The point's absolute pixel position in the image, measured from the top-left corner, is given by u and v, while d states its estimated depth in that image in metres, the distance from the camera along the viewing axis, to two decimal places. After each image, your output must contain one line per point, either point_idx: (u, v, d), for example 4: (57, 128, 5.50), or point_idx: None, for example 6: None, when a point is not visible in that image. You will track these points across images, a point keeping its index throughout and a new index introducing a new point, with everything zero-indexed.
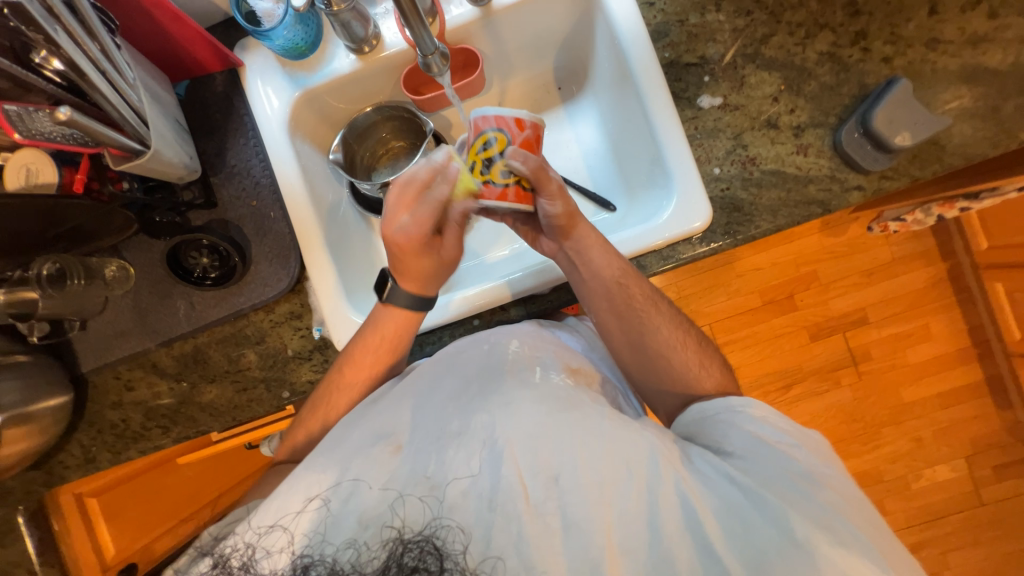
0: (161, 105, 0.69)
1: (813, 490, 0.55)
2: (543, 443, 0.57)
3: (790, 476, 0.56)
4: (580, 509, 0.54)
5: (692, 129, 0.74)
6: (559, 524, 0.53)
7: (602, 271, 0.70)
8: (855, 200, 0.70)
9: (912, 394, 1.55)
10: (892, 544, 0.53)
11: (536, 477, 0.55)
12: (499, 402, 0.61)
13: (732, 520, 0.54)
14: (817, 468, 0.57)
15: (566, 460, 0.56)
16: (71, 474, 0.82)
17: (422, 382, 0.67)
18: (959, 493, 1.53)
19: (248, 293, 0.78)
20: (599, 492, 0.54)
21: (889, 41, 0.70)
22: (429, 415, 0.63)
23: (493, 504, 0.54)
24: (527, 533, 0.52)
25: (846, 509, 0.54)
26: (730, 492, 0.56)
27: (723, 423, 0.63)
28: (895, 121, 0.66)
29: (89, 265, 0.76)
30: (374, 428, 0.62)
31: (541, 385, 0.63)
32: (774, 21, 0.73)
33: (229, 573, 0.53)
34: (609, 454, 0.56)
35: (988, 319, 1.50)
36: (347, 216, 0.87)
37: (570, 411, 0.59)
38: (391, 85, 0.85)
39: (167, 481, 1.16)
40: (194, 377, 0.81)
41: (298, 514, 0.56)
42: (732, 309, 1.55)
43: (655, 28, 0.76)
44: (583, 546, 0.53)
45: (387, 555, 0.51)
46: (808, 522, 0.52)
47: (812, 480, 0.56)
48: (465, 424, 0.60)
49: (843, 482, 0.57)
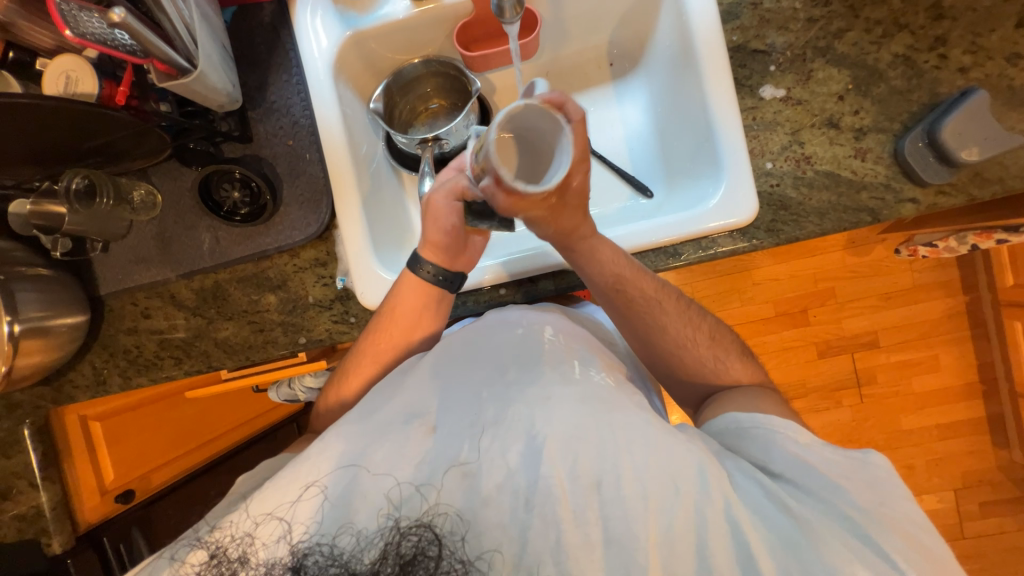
0: (210, 26, 0.67)
1: (870, 528, 0.52)
2: (584, 445, 0.55)
3: (849, 514, 0.53)
4: (621, 522, 0.52)
5: (749, 119, 0.72)
6: (598, 535, 0.52)
7: (602, 261, 0.67)
8: (906, 212, 0.68)
9: (912, 422, 1.54)
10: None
11: (577, 483, 0.53)
12: (537, 396, 0.59)
13: (786, 556, 0.51)
14: (874, 503, 0.54)
15: (607, 465, 0.54)
16: (79, 394, 0.83)
17: (456, 366, 0.65)
18: (944, 524, 1.54)
19: (274, 234, 0.76)
20: (643, 505, 0.52)
21: (968, 51, 0.67)
22: (460, 400, 0.61)
23: (531, 504, 0.53)
24: (565, 541, 0.51)
25: (908, 554, 0.50)
26: (782, 519, 0.53)
27: (767, 438, 0.60)
28: (964, 134, 0.64)
29: (118, 185, 0.75)
30: (403, 409, 0.61)
31: (580, 382, 0.61)
32: (851, 15, 0.70)
33: (228, 562, 0.54)
34: (656, 462, 0.54)
35: (1000, 357, 1.49)
36: (380, 169, 0.85)
37: (610, 413, 0.57)
38: (444, 37, 0.82)
39: (173, 414, 1.20)
40: (211, 313, 0.80)
41: (294, 503, 0.55)
42: (743, 316, 1.54)
43: (726, 8, 0.73)
44: (623, 559, 0.51)
45: (383, 544, 0.53)
46: (864, 566, 0.50)
47: (875, 520, 0.52)
48: (500, 414, 0.58)
49: (901, 513, 0.54)
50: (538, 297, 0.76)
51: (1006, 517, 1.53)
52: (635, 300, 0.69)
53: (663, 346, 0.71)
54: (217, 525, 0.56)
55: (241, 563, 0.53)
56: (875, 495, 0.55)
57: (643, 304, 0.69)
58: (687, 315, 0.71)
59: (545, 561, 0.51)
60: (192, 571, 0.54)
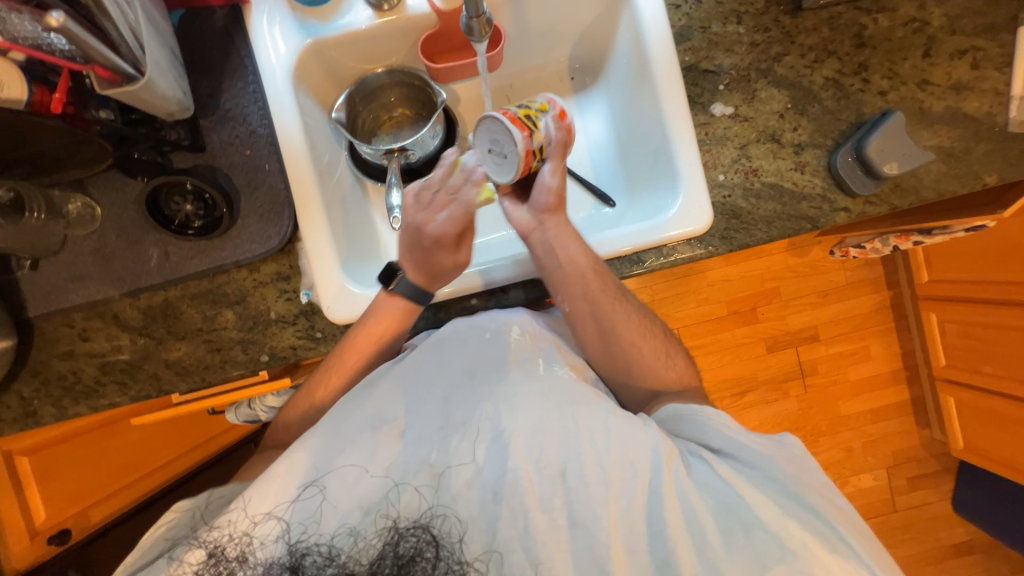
0: (157, 31, 0.63)
1: (793, 489, 0.56)
2: (550, 438, 0.57)
3: (782, 480, 0.57)
4: (585, 505, 0.54)
5: (702, 134, 0.77)
6: (564, 520, 0.54)
7: (578, 257, 0.69)
8: (839, 220, 0.75)
9: (849, 408, 1.69)
10: (868, 543, 0.54)
11: (543, 473, 0.55)
12: (503, 393, 0.60)
13: (728, 522, 0.55)
14: (802, 470, 0.58)
15: (571, 455, 0.56)
16: (5, 428, 0.75)
17: (420, 371, 0.64)
18: (878, 499, 1.69)
19: (231, 248, 0.73)
20: (605, 490, 0.55)
21: (886, 76, 0.76)
22: (426, 402, 0.61)
23: (499, 496, 0.54)
24: (533, 528, 0.53)
25: (824, 508, 0.55)
26: (724, 492, 0.56)
27: (704, 420, 0.63)
28: (885, 150, 0.71)
29: (51, 198, 0.69)
30: (370, 415, 0.60)
31: (544, 377, 0.62)
32: (788, 40, 0.77)
33: (224, 563, 0.51)
34: (614, 449, 0.57)
35: (919, 345, 1.66)
36: (344, 180, 0.83)
37: (574, 406, 0.59)
38: (407, 48, 0.82)
39: (109, 446, 1.05)
40: (161, 332, 0.75)
41: (292, 503, 0.54)
42: (699, 315, 1.63)
43: (678, 30, 0.78)
44: (587, 542, 0.54)
45: (382, 544, 0.52)
46: (800, 526, 0.53)
47: (795, 482, 0.57)
48: (468, 415, 0.59)
49: (818, 475, 0.58)
50: (509, 306, 0.77)
51: (929, 489, 1.70)
52: (597, 303, 0.71)
53: (621, 355, 0.73)
54: (215, 523, 0.53)
55: (239, 564, 0.51)
56: (798, 464, 0.59)
57: (606, 310, 0.71)
58: (649, 320, 0.75)
59: (514, 548, 0.53)
60: (190, 570, 0.51)
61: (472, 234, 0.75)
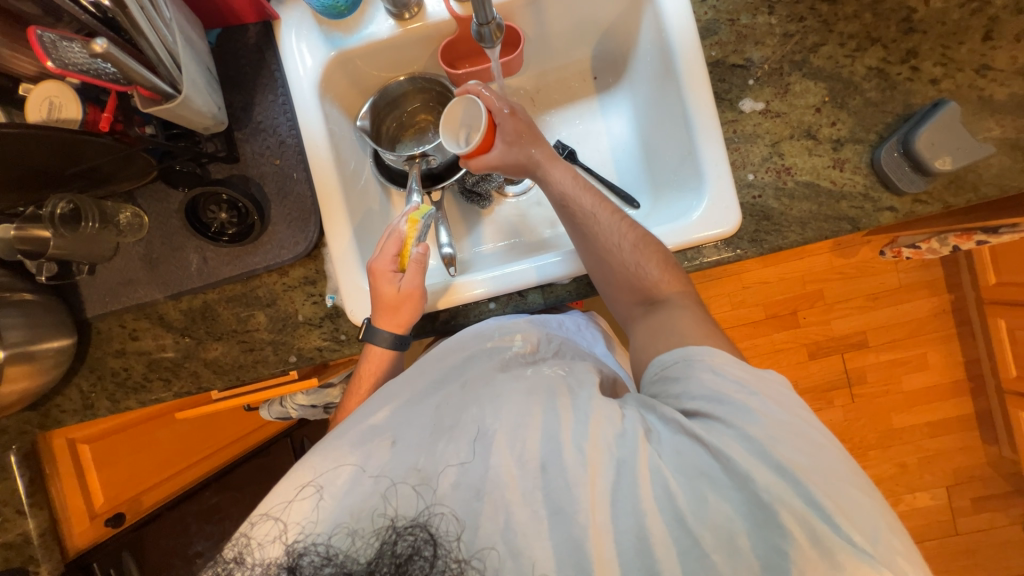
0: (194, 50, 0.68)
1: (772, 449, 0.47)
2: (530, 431, 0.54)
3: (753, 437, 0.48)
4: (564, 492, 0.51)
5: (730, 132, 0.73)
6: (544, 510, 0.51)
7: (560, 182, 0.74)
8: (885, 220, 0.70)
9: (902, 421, 1.56)
10: (852, 505, 0.45)
11: (524, 468, 0.52)
12: (488, 396, 0.59)
13: (703, 485, 0.48)
14: (780, 419, 0.49)
15: (549, 446, 0.53)
16: (67, 418, 0.82)
17: (422, 385, 0.64)
18: (936, 521, 1.56)
19: (263, 254, 0.76)
20: (582, 473, 0.51)
21: (939, 63, 0.69)
22: (419, 415, 0.60)
23: (482, 494, 0.52)
24: (515, 521, 0.50)
25: (806, 468, 0.46)
26: (695, 455, 0.49)
27: (682, 374, 0.55)
28: (936, 144, 0.65)
29: (103, 208, 0.75)
30: (364, 427, 0.59)
31: (530, 377, 0.61)
32: (826, 29, 0.72)
33: (225, 564, 0.53)
34: (594, 433, 0.53)
35: (986, 354, 1.51)
36: (369, 186, 0.85)
37: (557, 398, 0.57)
38: (428, 55, 0.83)
39: (158, 436, 1.14)
40: (200, 333, 0.80)
41: (289, 504, 0.54)
42: (733, 319, 1.55)
43: (705, 25, 0.75)
44: (570, 536, 0.49)
45: (380, 543, 0.52)
46: (779, 491, 0.45)
47: (775, 436, 0.48)
48: (456, 419, 0.58)
49: (803, 429, 0.49)
50: (527, 310, 0.77)
51: (996, 513, 1.55)
52: (581, 222, 0.71)
53: (609, 259, 0.68)
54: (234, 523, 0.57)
55: (236, 565, 0.53)
56: (784, 420, 0.49)
57: (592, 223, 0.70)
58: None
59: (494, 542, 0.50)
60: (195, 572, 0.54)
61: (419, 263, 0.72)
